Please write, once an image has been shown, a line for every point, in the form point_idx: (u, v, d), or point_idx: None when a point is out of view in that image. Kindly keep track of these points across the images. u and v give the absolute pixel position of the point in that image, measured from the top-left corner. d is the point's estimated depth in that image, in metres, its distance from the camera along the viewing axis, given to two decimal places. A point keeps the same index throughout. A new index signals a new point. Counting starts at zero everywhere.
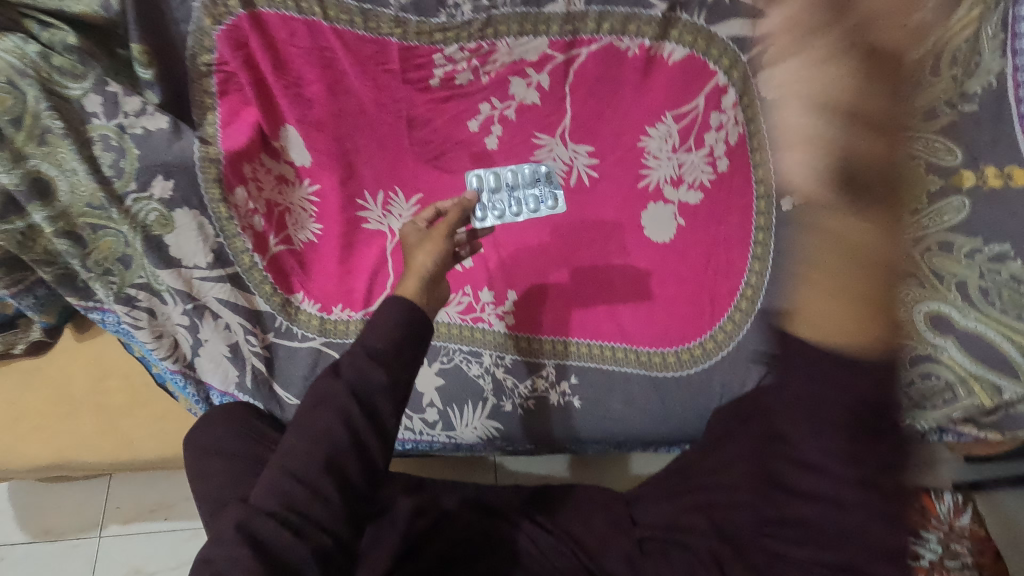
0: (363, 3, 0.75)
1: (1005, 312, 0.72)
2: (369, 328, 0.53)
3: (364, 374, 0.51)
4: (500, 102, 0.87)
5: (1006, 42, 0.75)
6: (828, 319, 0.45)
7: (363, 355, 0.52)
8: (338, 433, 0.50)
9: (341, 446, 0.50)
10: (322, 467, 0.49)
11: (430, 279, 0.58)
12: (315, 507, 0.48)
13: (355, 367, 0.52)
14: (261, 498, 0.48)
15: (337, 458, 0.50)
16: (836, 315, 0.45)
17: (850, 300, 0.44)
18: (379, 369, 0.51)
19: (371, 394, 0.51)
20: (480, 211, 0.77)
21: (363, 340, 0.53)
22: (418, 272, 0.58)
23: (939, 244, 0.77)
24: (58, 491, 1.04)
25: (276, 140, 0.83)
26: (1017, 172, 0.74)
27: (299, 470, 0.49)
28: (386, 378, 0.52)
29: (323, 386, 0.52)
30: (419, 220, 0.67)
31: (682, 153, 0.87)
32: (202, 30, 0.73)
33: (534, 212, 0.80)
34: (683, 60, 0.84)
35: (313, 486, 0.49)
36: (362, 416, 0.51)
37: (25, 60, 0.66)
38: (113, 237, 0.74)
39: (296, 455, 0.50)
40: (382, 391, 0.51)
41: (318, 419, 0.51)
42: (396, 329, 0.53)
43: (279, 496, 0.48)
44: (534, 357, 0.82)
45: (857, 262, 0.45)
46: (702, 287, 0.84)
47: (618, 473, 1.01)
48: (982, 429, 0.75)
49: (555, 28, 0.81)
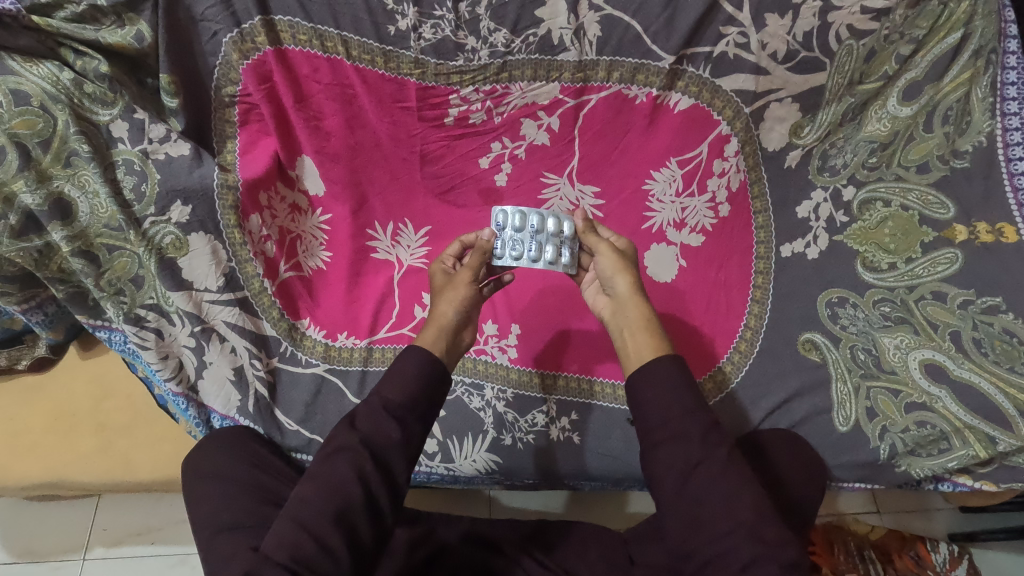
0: (385, 45, 0.79)
1: (999, 363, 0.72)
2: (388, 380, 0.59)
3: (381, 428, 0.56)
4: (511, 142, 0.90)
5: (995, 105, 0.77)
6: (645, 352, 0.60)
7: (379, 407, 0.57)
8: (352, 488, 0.53)
9: (354, 501, 0.53)
10: (332, 521, 0.52)
11: (451, 327, 0.63)
12: (322, 560, 0.50)
13: (372, 420, 0.56)
14: (270, 548, 0.50)
15: (348, 512, 0.53)
16: (641, 352, 0.60)
17: (648, 341, 0.61)
18: (396, 427, 0.56)
19: (387, 451, 0.56)
20: (502, 249, 0.73)
21: (383, 394, 0.58)
22: (440, 323, 0.63)
23: (932, 293, 0.78)
24: (44, 511, 1.02)
25: (292, 170, 0.86)
26: (1008, 229, 0.75)
27: (311, 522, 0.51)
28: (400, 435, 0.57)
29: (340, 437, 0.56)
30: (446, 258, 0.73)
31: (686, 198, 0.91)
32: (230, 63, 0.77)
33: (548, 265, 0.73)
34: (687, 110, 0.87)
35: (322, 539, 0.51)
36: (376, 473, 0.54)
37: (59, 86, 0.69)
38: (127, 258, 0.75)
39: (308, 509, 0.52)
40: (395, 446, 0.56)
41: (332, 472, 0.54)
42: (414, 382, 0.58)
43: (290, 548, 0.50)
44: (539, 392, 0.82)
45: (640, 326, 0.62)
46: (701, 329, 0.86)
47: (615, 514, 1.00)
48: (976, 478, 0.77)
49: (567, 74, 0.84)
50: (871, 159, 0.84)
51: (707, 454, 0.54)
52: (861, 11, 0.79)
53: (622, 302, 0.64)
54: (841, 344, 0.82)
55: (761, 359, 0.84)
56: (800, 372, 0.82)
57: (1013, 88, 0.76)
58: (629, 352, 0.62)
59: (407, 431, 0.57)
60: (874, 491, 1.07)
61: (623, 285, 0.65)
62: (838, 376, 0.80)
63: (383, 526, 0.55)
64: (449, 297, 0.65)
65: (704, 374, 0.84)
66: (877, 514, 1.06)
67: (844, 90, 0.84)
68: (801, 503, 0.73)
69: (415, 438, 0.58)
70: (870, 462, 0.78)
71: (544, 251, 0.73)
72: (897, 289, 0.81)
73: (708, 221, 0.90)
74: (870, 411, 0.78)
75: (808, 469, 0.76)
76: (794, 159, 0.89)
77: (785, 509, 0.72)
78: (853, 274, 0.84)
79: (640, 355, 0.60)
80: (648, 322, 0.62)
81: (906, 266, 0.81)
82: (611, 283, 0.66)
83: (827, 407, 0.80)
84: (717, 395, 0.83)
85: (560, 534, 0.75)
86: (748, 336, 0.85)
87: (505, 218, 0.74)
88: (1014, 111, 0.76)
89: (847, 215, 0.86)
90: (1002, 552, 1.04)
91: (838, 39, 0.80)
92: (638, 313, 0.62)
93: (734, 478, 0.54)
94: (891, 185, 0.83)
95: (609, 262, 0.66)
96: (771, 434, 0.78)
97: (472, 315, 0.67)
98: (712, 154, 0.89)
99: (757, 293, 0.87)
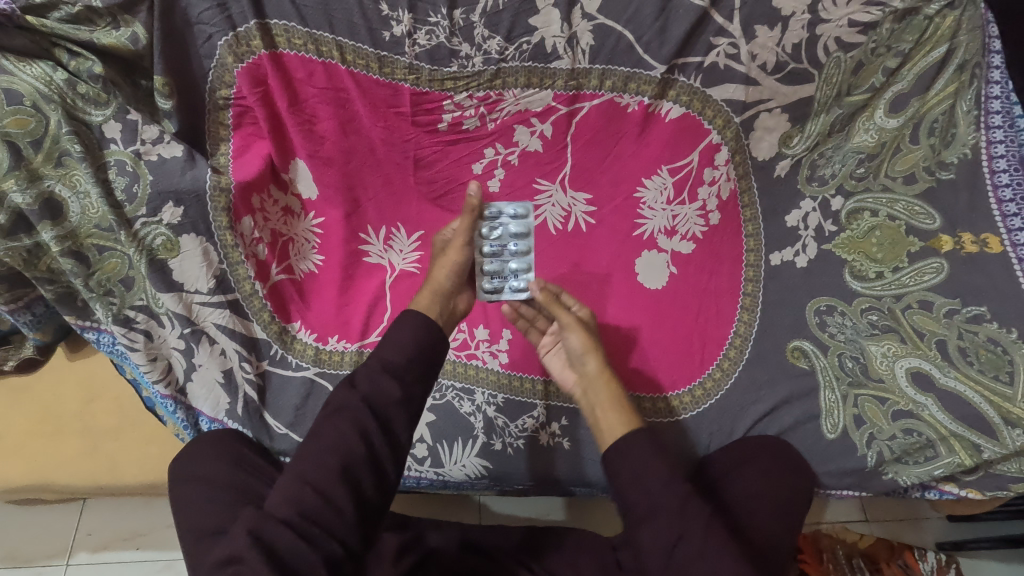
0: (380, 51, 0.79)
1: (983, 372, 0.73)
2: (387, 343, 0.62)
3: (380, 387, 0.59)
4: (504, 148, 0.90)
5: (979, 118, 0.79)
6: (619, 428, 0.64)
7: (379, 367, 0.60)
8: (354, 444, 0.56)
9: (358, 457, 0.56)
10: (337, 475, 0.55)
11: (444, 292, 0.69)
12: (328, 515, 0.53)
13: (371, 380, 0.60)
14: (274, 505, 0.53)
15: (352, 466, 0.56)
16: (614, 427, 0.64)
17: (618, 413, 0.65)
18: (395, 385, 0.60)
19: (386, 410, 0.59)
20: (488, 230, 0.75)
21: (383, 357, 0.61)
22: (435, 288, 0.69)
23: (918, 302, 0.79)
24: (28, 516, 1.01)
25: (285, 173, 0.86)
26: (993, 240, 0.77)
27: (316, 478, 0.55)
28: (399, 394, 0.60)
29: (339, 397, 0.59)
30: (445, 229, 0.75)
31: (677, 206, 0.92)
32: (224, 66, 0.77)
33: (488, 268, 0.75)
34: (679, 118, 0.88)
35: (328, 496, 0.54)
36: (378, 431, 0.58)
37: (52, 86, 0.69)
38: (118, 259, 0.75)
39: (309, 465, 0.55)
40: (395, 405, 0.59)
41: (333, 431, 0.57)
42: (413, 347, 0.62)
43: (294, 504, 0.53)
44: (525, 398, 0.82)
45: (610, 400, 0.66)
46: (691, 335, 0.87)
47: (609, 521, 1.00)
48: (961, 486, 0.78)
49: (560, 82, 0.85)
50: (859, 170, 0.86)
51: (686, 526, 0.56)
52: (849, 24, 0.80)
53: (591, 379, 0.69)
54: (829, 352, 0.82)
55: (750, 366, 0.85)
56: (791, 379, 0.82)
57: (997, 101, 0.79)
58: (603, 426, 0.66)
59: (406, 390, 0.60)
60: (861, 500, 1.08)
61: (591, 362, 0.69)
62: (826, 384, 0.81)
63: (385, 482, 0.58)
64: (447, 258, 0.71)
65: (670, 391, 0.84)
66: (865, 523, 1.06)
67: (832, 102, 0.85)
68: (747, 530, 0.68)
69: (414, 398, 0.61)
70: (859, 469, 0.79)
71: (506, 265, 0.75)
72: (884, 297, 0.82)
73: (699, 229, 0.91)
74: (858, 418, 0.79)
75: (774, 493, 0.72)
76: (784, 168, 0.89)
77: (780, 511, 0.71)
78: (841, 282, 0.85)
79: (613, 430, 0.64)
80: (616, 397, 0.66)
81: (893, 275, 0.82)
82: (579, 360, 0.71)
83: (816, 414, 0.81)
84: (682, 412, 0.83)
85: (553, 538, 0.75)
86: (738, 343, 0.86)
87: (524, 213, 0.75)
88: (997, 125, 0.78)
89: (835, 224, 0.87)
90: (988, 562, 1.05)
91: (826, 51, 0.82)
92: (607, 390, 0.67)
93: (715, 551, 0.55)
94: (879, 195, 0.84)
95: (579, 340, 0.70)
96: (743, 447, 0.78)
97: (463, 281, 0.73)
98: (703, 162, 0.90)
99: (748, 300, 0.88)
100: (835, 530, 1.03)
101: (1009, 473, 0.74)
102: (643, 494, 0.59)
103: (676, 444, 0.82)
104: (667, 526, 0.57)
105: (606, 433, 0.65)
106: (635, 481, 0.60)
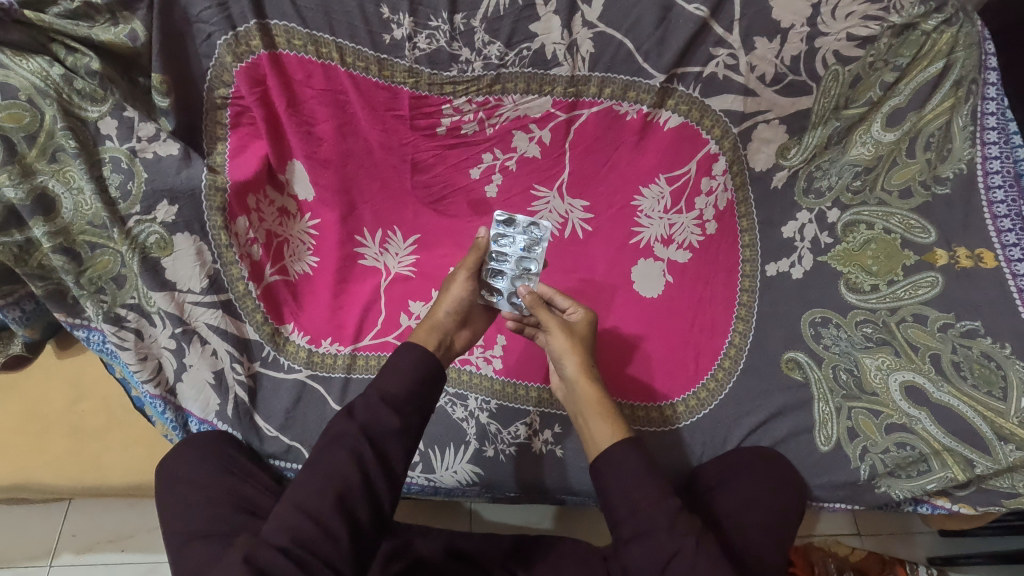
0: (381, 54, 0.79)
1: (976, 387, 0.73)
2: (386, 374, 0.61)
3: (379, 417, 0.58)
4: (502, 153, 0.91)
5: (975, 134, 0.81)
6: (600, 442, 0.62)
7: (379, 399, 0.59)
8: (350, 472, 0.55)
9: (352, 484, 0.55)
10: (334, 502, 0.54)
11: (443, 330, 0.68)
12: (323, 543, 0.52)
13: (369, 409, 0.59)
14: (269, 532, 0.52)
15: (349, 495, 0.55)
16: (599, 440, 0.63)
17: (603, 425, 0.63)
18: (398, 413, 0.59)
19: (385, 438, 0.58)
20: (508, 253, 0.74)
21: (381, 386, 0.60)
22: (433, 325, 0.68)
23: (913, 315, 0.80)
24: (10, 518, 0.99)
25: (282, 174, 0.85)
26: (987, 255, 0.79)
27: (314, 506, 0.54)
28: (398, 423, 0.59)
29: (338, 426, 0.58)
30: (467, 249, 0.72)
31: (674, 215, 0.92)
32: (223, 65, 0.76)
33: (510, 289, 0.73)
34: (678, 128, 0.88)
35: (322, 521, 0.53)
36: (371, 453, 0.57)
37: (48, 81, 0.68)
38: (110, 257, 0.75)
39: (301, 491, 0.55)
40: (393, 434, 0.59)
41: (329, 457, 0.56)
42: (411, 375, 0.61)
43: (290, 531, 0.52)
44: (518, 404, 0.82)
45: (594, 410, 0.64)
46: (686, 344, 0.87)
47: (603, 528, 1.00)
48: (953, 501, 0.77)
49: (559, 89, 0.85)
50: (855, 182, 0.86)
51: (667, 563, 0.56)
52: (848, 38, 0.80)
53: (571, 384, 0.66)
54: (823, 364, 0.82)
55: (743, 378, 0.84)
56: (783, 391, 0.82)
57: (992, 117, 0.80)
58: (589, 438, 0.64)
59: (408, 418, 0.60)
60: (854, 513, 1.07)
61: (572, 367, 0.67)
62: (820, 397, 0.81)
63: (380, 509, 0.57)
64: (450, 292, 0.70)
65: (660, 403, 0.83)
66: (858, 537, 1.06)
67: (830, 114, 0.85)
68: (743, 556, 0.67)
69: (413, 426, 0.60)
70: (850, 482, 0.78)
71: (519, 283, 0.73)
72: (879, 311, 0.82)
73: (695, 238, 0.91)
74: (851, 432, 0.78)
75: (764, 521, 0.70)
76: (780, 180, 0.90)
77: (778, 531, 0.70)
78: (836, 294, 0.85)
79: (598, 444, 0.63)
80: (600, 405, 0.64)
81: (888, 288, 0.82)
82: (561, 363, 0.68)
83: (809, 426, 0.80)
84: (681, 417, 0.83)
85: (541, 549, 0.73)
86: (732, 353, 0.86)
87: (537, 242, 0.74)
88: (993, 141, 0.80)
89: (831, 236, 0.87)
90: None
91: (825, 64, 0.82)
92: (591, 396, 0.65)
93: None
94: (875, 209, 0.85)
95: (561, 342, 0.67)
96: (732, 462, 0.76)
97: (464, 317, 0.72)
98: (700, 172, 0.90)
99: (742, 310, 0.88)
100: (827, 543, 1.01)
101: (1001, 488, 0.73)
102: (634, 503, 0.58)
103: (670, 455, 0.81)
104: (654, 543, 0.57)
105: (592, 444, 0.64)
106: (625, 505, 0.59)
